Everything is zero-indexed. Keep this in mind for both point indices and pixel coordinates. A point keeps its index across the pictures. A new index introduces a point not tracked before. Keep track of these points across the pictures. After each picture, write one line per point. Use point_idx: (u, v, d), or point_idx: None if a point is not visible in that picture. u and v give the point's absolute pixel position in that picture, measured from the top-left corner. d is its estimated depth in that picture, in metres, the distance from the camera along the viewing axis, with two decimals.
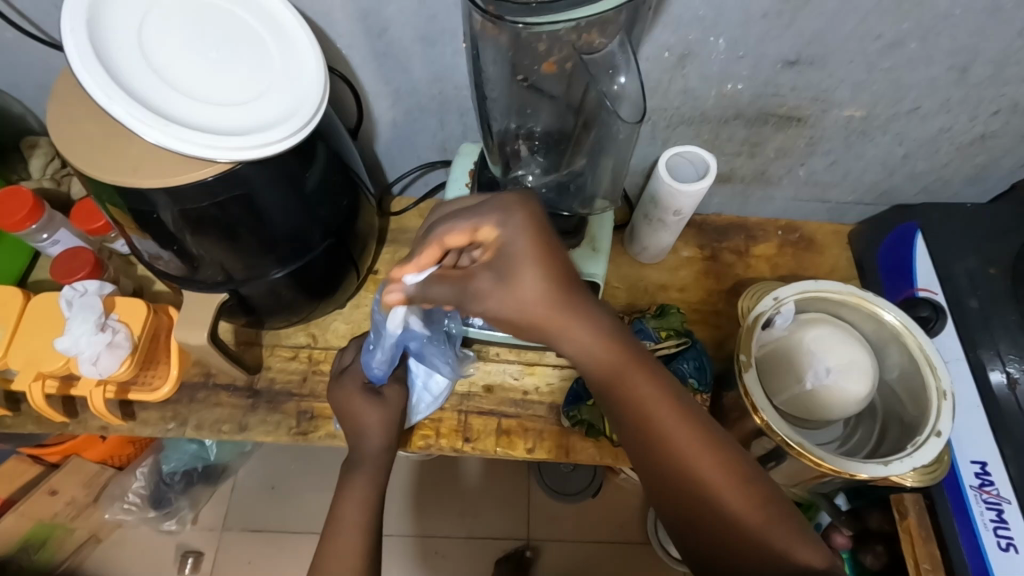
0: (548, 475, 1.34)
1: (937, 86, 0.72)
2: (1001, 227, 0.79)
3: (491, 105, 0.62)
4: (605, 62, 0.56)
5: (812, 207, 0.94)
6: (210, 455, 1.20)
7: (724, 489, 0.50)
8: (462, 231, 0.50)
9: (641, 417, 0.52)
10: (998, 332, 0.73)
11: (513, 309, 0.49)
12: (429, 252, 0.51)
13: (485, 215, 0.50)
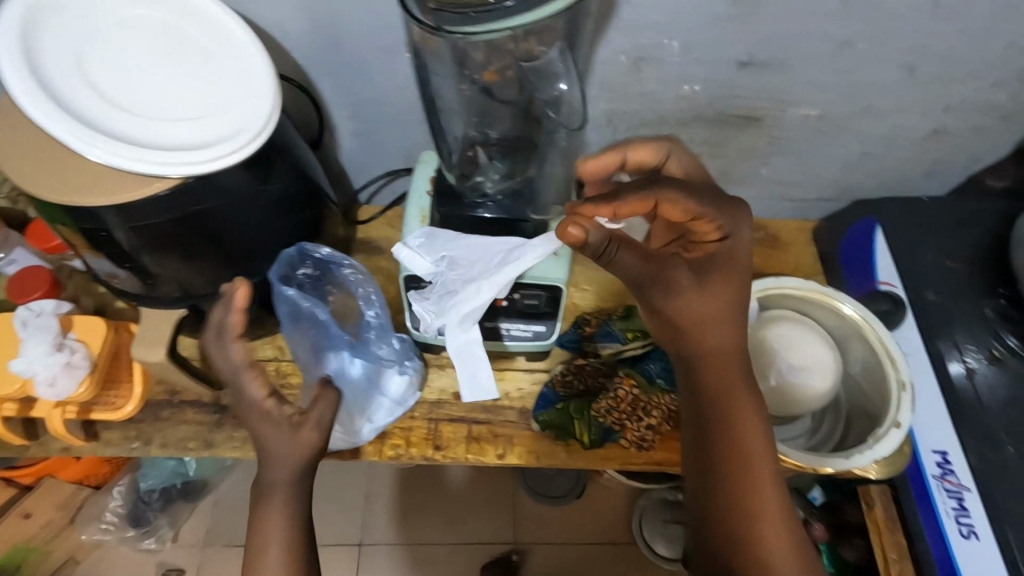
0: (532, 480, 1.34)
1: (889, 84, 0.73)
2: (957, 219, 0.80)
3: (445, 114, 0.63)
4: (546, 70, 0.58)
5: (777, 204, 0.95)
6: (189, 470, 1.19)
7: (776, 534, 0.50)
8: (693, 207, 0.50)
9: (727, 432, 0.52)
10: (956, 323, 0.74)
11: (694, 297, 0.51)
12: (637, 204, 0.49)
13: (713, 209, 0.51)
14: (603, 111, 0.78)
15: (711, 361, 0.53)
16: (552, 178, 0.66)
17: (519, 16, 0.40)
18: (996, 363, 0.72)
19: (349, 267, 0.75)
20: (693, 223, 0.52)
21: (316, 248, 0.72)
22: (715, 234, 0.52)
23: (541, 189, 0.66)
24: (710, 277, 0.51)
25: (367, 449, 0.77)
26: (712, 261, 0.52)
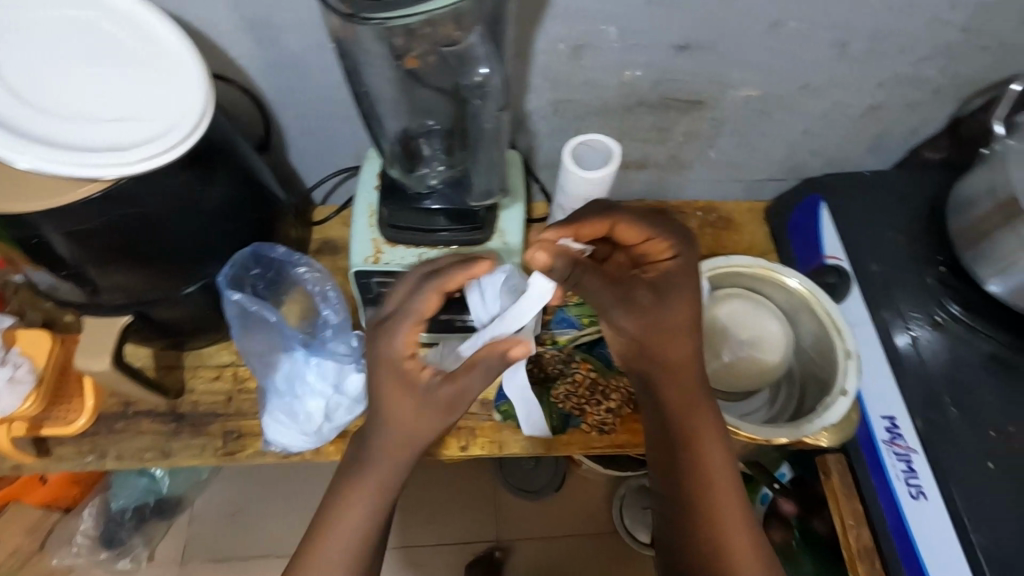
0: (512, 476, 1.34)
1: (822, 62, 0.75)
2: (895, 193, 0.83)
3: (383, 107, 0.61)
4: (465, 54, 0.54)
5: (728, 187, 0.97)
6: (163, 487, 1.16)
7: (738, 527, 0.55)
8: (642, 231, 0.58)
9: (693, 439, 0.56)
10: (898, 292, 0.76)
11: (654, 315, 0.56)
12: (596, 226, 0.58)
13: (662, 232, 0.58)
14: (548, 101, 0.79)
15: (675, 371, 0.57)
16: (491, 165, 0.65)
17: (431, 2, 0.41)
18: (936, 326, 0.74)
19: (305, 267, 0.78)
20: (645, 245, 0.59)
21: (272, 248, 0.74)
22: (666, 256, 0.58)
23: (478, 177, 0.66)
24: (669, 295, 0.57)
25: (328, 448, 0.76)
26: (668, 280, 0.57)
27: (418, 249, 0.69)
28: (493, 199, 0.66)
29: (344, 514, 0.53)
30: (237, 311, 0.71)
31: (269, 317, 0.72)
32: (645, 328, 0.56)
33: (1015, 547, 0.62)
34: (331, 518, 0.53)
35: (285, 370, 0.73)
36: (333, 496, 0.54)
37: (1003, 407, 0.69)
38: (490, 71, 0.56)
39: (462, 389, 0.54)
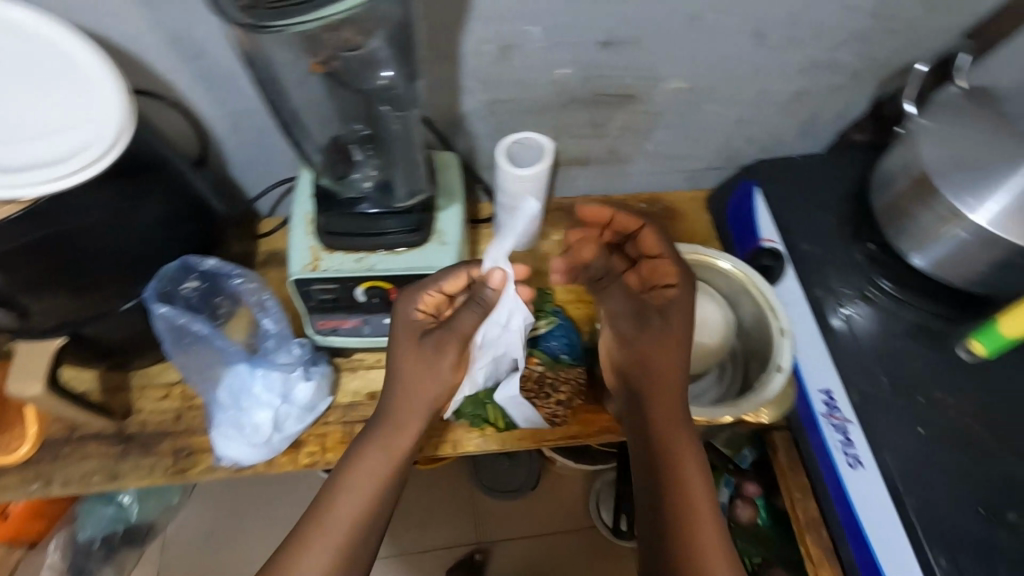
0: (487, 478, 1.34)
1: (743, 52, 0.78)
2: (825, 175, 0.86)
3: (305, 116, 0.64)
4: (367, 58, 0.54)
5: (670, 178, 0.99)
6: (132, 514, 1.15)
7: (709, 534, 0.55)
8: (660, 254, 0.67)
9: (672, 453, 0.58)
10: (829, 270, 0.79)
11: (654, 326, 0.63)
12: (628, 222, 0.69)
13: (671, 256, 0.66)
14: (483, 102, 0.81)
15: (657, 384, 0.61)
16: (410, 166, 0.68)
17: (327, 8, 0.41)
18: (868, 301, 0.77)
19: (239, 277, 0.75)
20: (657, 263, 0.67)
21: (202, 260, 0.72)
22: (670, 281, 0.65)
23: (398, 179, 0.69)
24: (671, 315, 0.63)
25: (281, 459, 0.76)
26: (670, 299, 0.64)
27: (357, 254, 0.69)
28: (418, 196, 0.69)
29: (366, 459, 0.60)
30: (166, 325, 0.70)
31: (195, 327, 0.70)
32: (642, 347, 0.62)
33: (946, 507, 0.64)
34: (354, 459, 0.60)
35: (229, 384, 0.73)
36: (356, 446, 0.61)
37: (930, 373, 0.72)
38: (394, 74, 0.57)
39: (462, 332, 0.63)
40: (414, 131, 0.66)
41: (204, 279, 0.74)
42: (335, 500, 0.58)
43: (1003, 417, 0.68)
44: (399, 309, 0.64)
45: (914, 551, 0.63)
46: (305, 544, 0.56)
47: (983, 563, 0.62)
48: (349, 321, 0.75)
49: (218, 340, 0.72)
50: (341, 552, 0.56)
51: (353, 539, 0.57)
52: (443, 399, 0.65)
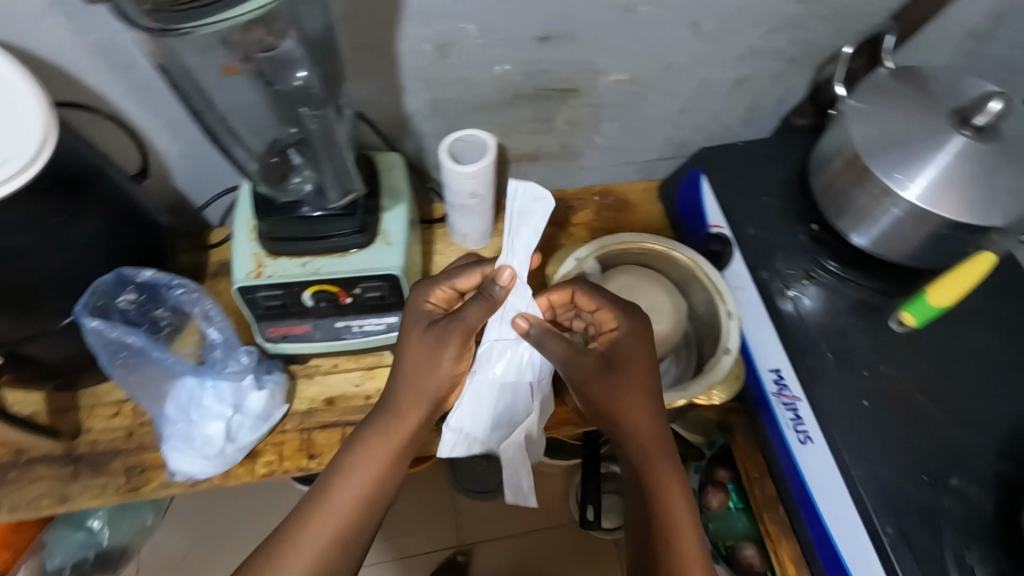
0: (465, 480, 1.33)
1: (680, 42, 0.78)
2: (768, 159, 0.88)
3: (236, 125, 0.64)
4: (283, 59, 0.54)
5: (622, 170, 1.00)
6: (103, 539, 1.10)
7: (690, 546, 0.59)
8: (594, 301, 0.65)
9: (654, 477, 0.61)
10: (775, 251, 0.80)
11: (599, 373, 0.61)
12: (561, 292, 0.67)
13: (607, 303, 0.65)
14: (426, 101, 0.80)
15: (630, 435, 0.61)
16: (335, 164, 0.64)
17: (239, 7, 0.41)
18: (814, 281, 0.78)
19: (178, 286, 0.74)
20: (597, 314, 0.66)
21: (137, 271, 0.71)
22: (611, 325, 0.64)
23: (329, 181, 0.66)
24: (618, 360, 0.62)
25: (237, 470, 0.75)
26: (613, 350, 0.62)
27: (301, 258, 0.69)
28: (350, 195, 0.67)
29: (369, 445, 0.63)
30: (98, 337, 0.69)
31: (128, 340, 0.70)
32: (601, 394, 0.61)
33: (891, 477, 0.66)
34: (357, 446, 0.63)
35: (177, 396, 0.73)
36: (360, 432, 0.65)
37: (872, 348, 0.73)
38: (308, 75, 0.57)
39: (469, 325, 0.63)
40: (335, 130, 0.62)
41: (142, 290, 0.73)
42: (337, 484, 0.61)
43: (943, 386, 0.70)
44: (412, 301, 0.66)
45: (863, 522, 0.64)
46: (306, 523, 0.59)
47: (927, 529, 0.63)
48: (300, 327, 0.75)
49: (158, 353, 0.71)
50: (339, 531, 0.59)
51: (354, 517, 0.60)
52: (447, 390, 0.66)
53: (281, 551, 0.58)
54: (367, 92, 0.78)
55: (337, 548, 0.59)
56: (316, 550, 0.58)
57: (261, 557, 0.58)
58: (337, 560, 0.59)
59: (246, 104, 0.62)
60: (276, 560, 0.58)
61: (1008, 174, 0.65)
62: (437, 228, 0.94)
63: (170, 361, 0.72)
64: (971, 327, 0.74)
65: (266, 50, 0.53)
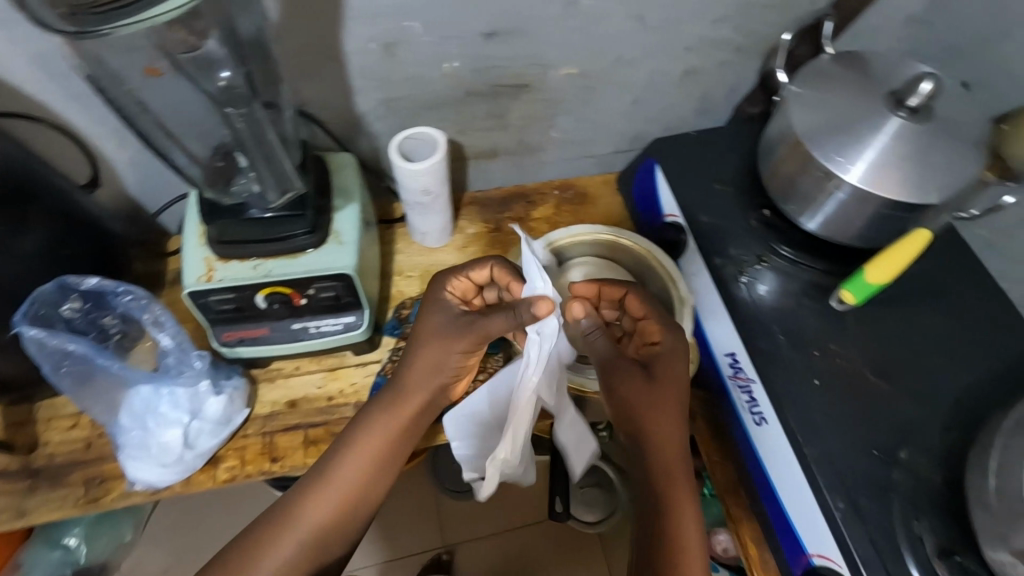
0: (447, 478, 1.31)
1: (627, 34, 0.79)
2: (721, 148, 0.89)
3: (180, 132, 0.64)
4: (206, 60, 0.56)
5: (582, 164, 1.01)
6: (80, 556, 1.07)
7: (694, 550, 0.57)
8: (643, 307, 0.69)
9: (671, 479, 0.60)
10: (729, 238, 0.81)
11: (635, 379, 0.63)
12: (614, 289, 0.71)
13: (654, 315, 0.68)
14: (378, 101, 0.80)
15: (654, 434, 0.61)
16: (273, 166, 0.65)
17: (154, 5, 0.41)
18: (768, 266, 0.79)
19: (125, 293, 0.73)
20: (642, 323, 0.69)
21: (80, 280, 0.70)
22: (653, 337, 0.67)
23: (267, 182, 0.67)
24: (654, 371, 0.64)
25: (199, 477, 0.75)
26: (653, 360, 0.65)
27: (250, 261, 0.69)
28: (290, 194, 0.68)
29: (371, 428, 0.65)
30: (43, 349, 0.69)
31: (70, 347, 0.69)
32: (634, 397, 0.63)
33: (842, 453, 0.67)
34: (359, 429, 0.65)
35: (132, 405, 0.73)
36: (363, 415, 0.66)
37: (823, 328, 0.74)
38: (231, 74, 0.58)
39: (486, 330, 0.65)
40: (265, 130, 0.63)
41: (87, 298, 0.73)
42: (337, 469, 0.63)
43: (891, 362, 0.72)
44: (433, 293, 0.69)
45: (815, 498, 0.65)
46: (305, 507, 0.62)
47: (876, 502, 0.65)
48: (258, 331, 0.75)
49: (107, 362, 0.70)
50: (335, 516, 0.62)
51: (352, 500, 0.63)
52: (453, 376, 0.69)
53: (274, 533, 0.61)
54: (317, 93, 0.78)
55: (331, 531, 0.62)
56: (309, 533, 0.61)
57: (253, 534, 0.62)
58: (330, 541, 0.62)
59: (185, 110, 0.63)
60: (269, 540, 0.61)
61: (941, 153, 0.66)
62: (398, 228, 0.94)
63: (118, 368, 0.71)
64: (918, 305, 0.75)
65: (190, 51, 0.55)
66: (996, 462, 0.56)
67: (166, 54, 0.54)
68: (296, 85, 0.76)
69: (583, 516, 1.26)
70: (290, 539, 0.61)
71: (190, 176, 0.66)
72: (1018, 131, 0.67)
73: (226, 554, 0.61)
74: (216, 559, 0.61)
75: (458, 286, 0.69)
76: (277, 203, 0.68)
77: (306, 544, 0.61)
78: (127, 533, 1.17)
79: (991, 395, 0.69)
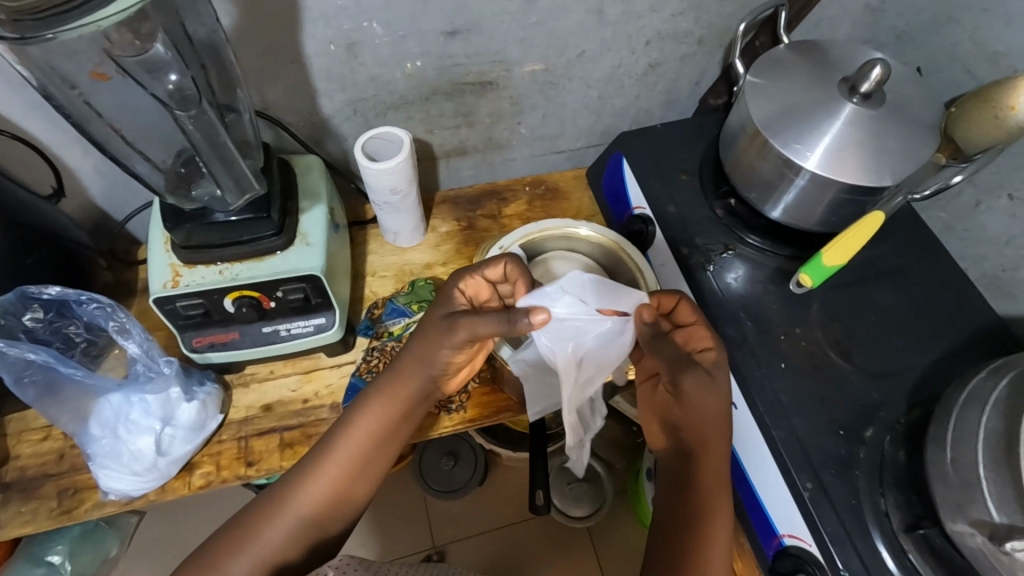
0: (432, 479, 1.31)
1: (587, 29, 0.80)
2: (686, 140, 0.90)
3: (142, 142, 0.65)
4: (155, 63, 0.56)
5: (552, 159, 1.02)
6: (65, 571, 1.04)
7: (718, 554, 0.58)
8: (694, 315, 0.64)
9: (705, 482, 0.60)
10: (695, 228, 0.82)
11: (704, 386, 0.60)
12: (665, 300, 0.66)
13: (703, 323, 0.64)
14: (344, 102, 0.81)
15: (703, 433, 0.61)
16: (229, 169, 0.63)
17: (99, 12, 0.44)
18: (735, 255, 0.80)
19: (89, 301, 0.74)
20: (692, 330, 0.64)
21: (41, 289, 0.71)
22: (705, 344, 0.63)
23: (225, 185, 0.64)
24: (719, 383, 0.61)
25: (174, 484, 0.75)
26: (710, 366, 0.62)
27: (217, 265, 0.70)
28: (248, 195, 0.66)
29: (368, 412, 0.64)
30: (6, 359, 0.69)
31: (31, 357, 0.70)
32: (699, 400, 0.60)
33: (810, 434, 0.68)
34: (356, 413, 0.64)
35: (102, 414, 0.72)
36: (361, 398, 0.66)
37: (789, 312, 0.76)
38: (179, 77, 0.58)
39: (475, 328, 0.61)
40: (219, 131, 0.61)
41: (50, 308, 0.74)
42: (332, 454, 0.63)
43: (855, 343, 0.73)
44: (444, 291, 0.67)
45: (785, 479, 0.66)
46: (298, 494, 0.61)
47: (843, 479, 0.66)
48: (228, 335, 0.75)
49: (72, 372, 0.71)
50: (329, 504, 0.62)
51: (345, 488, 0.63)
52: (444, 371, 0.66)
53: (263, 518, 0.61)
54: (281, 95, 0.78)
55: (324, 518, 0.62)
56: (302, 519, 0.61)
57: (241, 521, 0.61)
58: (324, 531, 0.62)
59: (145, 117, 0.64)
60: (257, 527, 0.60)
61: (894, 136, 0.67)
62: (370, 229, 0.94)
63: (83, 375, 0.72)
64: (879, 286, 0.77)
65: (138, 54, 0.55)
66: (952, 436, 0.57)
67: (112, 57, 0.55)
68: (258, 89, 0.76)
69: (571, 511, 1.27)
70: (280, 525, 0.60)
71: (152, 184, 0.67)
72: (965, 115, 0.67)
73: (212, 540, 0.60)
74: (203, 543, 0.61)
75: (467, 286, 0.67)
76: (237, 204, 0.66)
77: (298, 531, 0.61)
78: (111, 547, 1.15)
79: (950, 371, 0.71)
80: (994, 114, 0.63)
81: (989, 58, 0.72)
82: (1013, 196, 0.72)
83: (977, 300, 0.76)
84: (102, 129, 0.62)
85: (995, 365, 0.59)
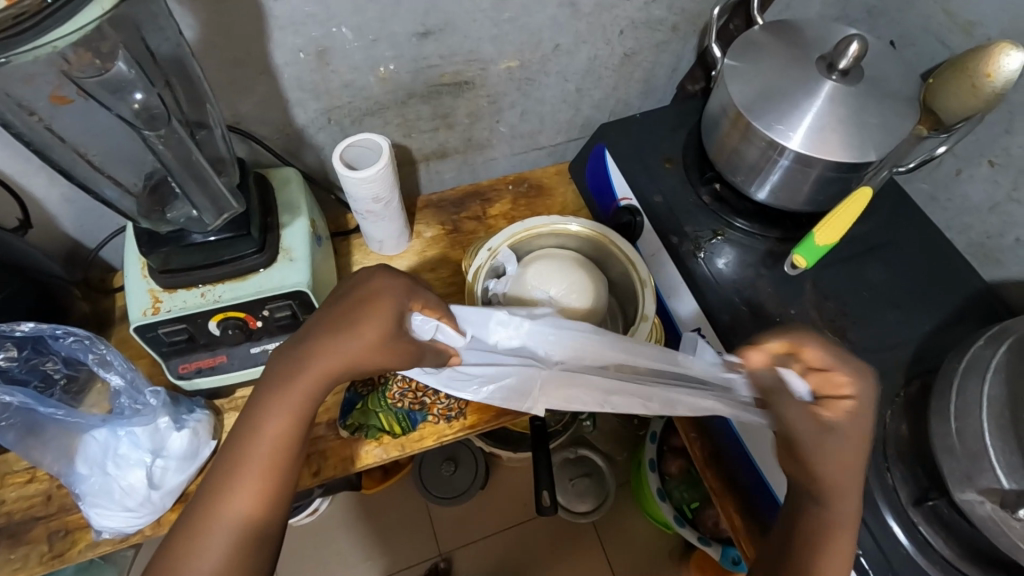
0: (432, 485, 1.28)
1: (561, 23, 0.79)
2: (667, 128, 0.89)
3: (107, 164, 0.62)
4: (116, 81, 0.55)
5: (533, 156, 1.00)
6: None
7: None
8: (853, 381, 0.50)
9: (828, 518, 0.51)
10: (683, 215, 0.81)
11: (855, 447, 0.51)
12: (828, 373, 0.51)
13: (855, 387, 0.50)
14: (318, 111, 0.79)
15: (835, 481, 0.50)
16: (205, 187, 0.62)
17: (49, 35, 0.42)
18: (724, 240, 0.79)
19: (66, 335, 0.71)
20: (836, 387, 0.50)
21: (12, 326, 0.67)
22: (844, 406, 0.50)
23: (202, 205, 0.63)
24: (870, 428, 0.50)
25: (169, 516, 0.72)
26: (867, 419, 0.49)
27: (198, 288, 0.68)
28: (227, 215, 0.65)
29: (278, 394, 0.52)
30: None
31: (7, 399, 0.67)
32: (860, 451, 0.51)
33: None
34: (268, 396, 0.52)
35: (89, 451, 0.70)
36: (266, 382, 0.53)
37: (782, 293, 0.75)
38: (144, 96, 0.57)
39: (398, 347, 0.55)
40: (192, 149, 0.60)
41: (23, 345, 0.70)
42: (252, 446, 0.51)
43: (849, 320, 0.73)
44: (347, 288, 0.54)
45: None
46: (236, 500, 0.50)
47: None
48: (215, 359, 0.73)
49: (52, 410, 0.68)
50: (263, 499, 0.51)
51: (280, 479, 0.52)
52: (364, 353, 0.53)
53: (194, 535, 0.49)
54: (253, 109, 0.75)
55: (267, 524, 0.51)
56: (240, 529, 0.50)
57: (175, 538, 0.50)
58: (269, 533, 0.51)
59: (110, 136, 0.61)
60: (191, 546, 0.49)
61: (876, 112, 0.67)
62: (354, 240, 0.93)
63: (62, 413, 0.69)
64: (869, 261, 0.77)
65: (99, 74, 0.53)
66: (954, 407, 0.57)
67: (72, 79, 0.53)
68: (229, 102, 0.74)
69: (575, 507, 1.26)
70: (220, 532, 0.50)
71: (124, 208, 0.64)
72: (944, 85, 0.67)
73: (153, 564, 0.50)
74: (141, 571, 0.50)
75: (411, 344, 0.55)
76: (217, 224, 0.65)
77: (243, 540, 0.50)
78: None
79: (943, 341, 0.71)
80: (971, 82, 0.63)
81: (963, 28, 0.72)
82: (994, 162, 0.73)
83: (964, 269, 0.76)
84: (67, 155, 0.59)
85: (992, 332, 0.59)
